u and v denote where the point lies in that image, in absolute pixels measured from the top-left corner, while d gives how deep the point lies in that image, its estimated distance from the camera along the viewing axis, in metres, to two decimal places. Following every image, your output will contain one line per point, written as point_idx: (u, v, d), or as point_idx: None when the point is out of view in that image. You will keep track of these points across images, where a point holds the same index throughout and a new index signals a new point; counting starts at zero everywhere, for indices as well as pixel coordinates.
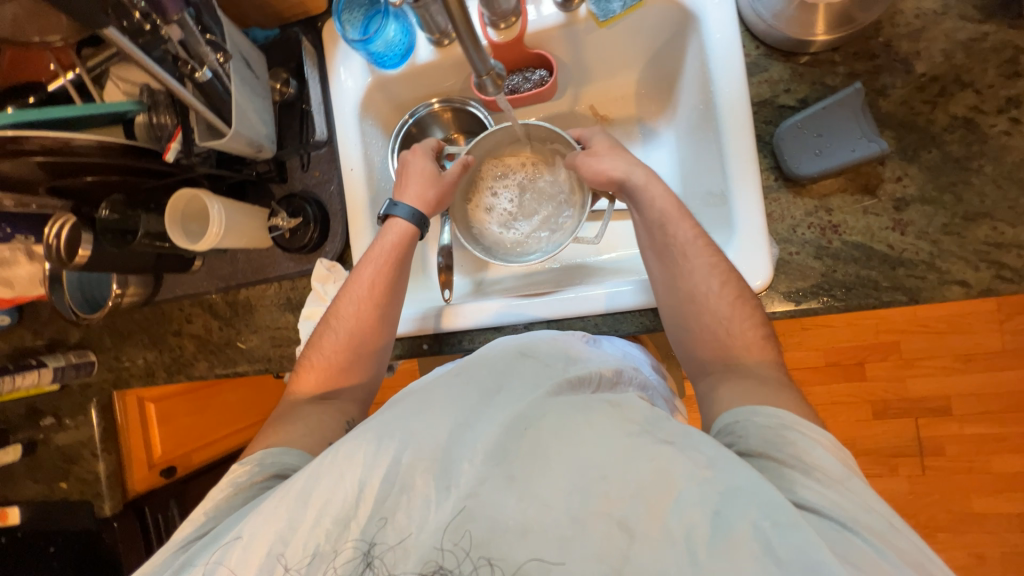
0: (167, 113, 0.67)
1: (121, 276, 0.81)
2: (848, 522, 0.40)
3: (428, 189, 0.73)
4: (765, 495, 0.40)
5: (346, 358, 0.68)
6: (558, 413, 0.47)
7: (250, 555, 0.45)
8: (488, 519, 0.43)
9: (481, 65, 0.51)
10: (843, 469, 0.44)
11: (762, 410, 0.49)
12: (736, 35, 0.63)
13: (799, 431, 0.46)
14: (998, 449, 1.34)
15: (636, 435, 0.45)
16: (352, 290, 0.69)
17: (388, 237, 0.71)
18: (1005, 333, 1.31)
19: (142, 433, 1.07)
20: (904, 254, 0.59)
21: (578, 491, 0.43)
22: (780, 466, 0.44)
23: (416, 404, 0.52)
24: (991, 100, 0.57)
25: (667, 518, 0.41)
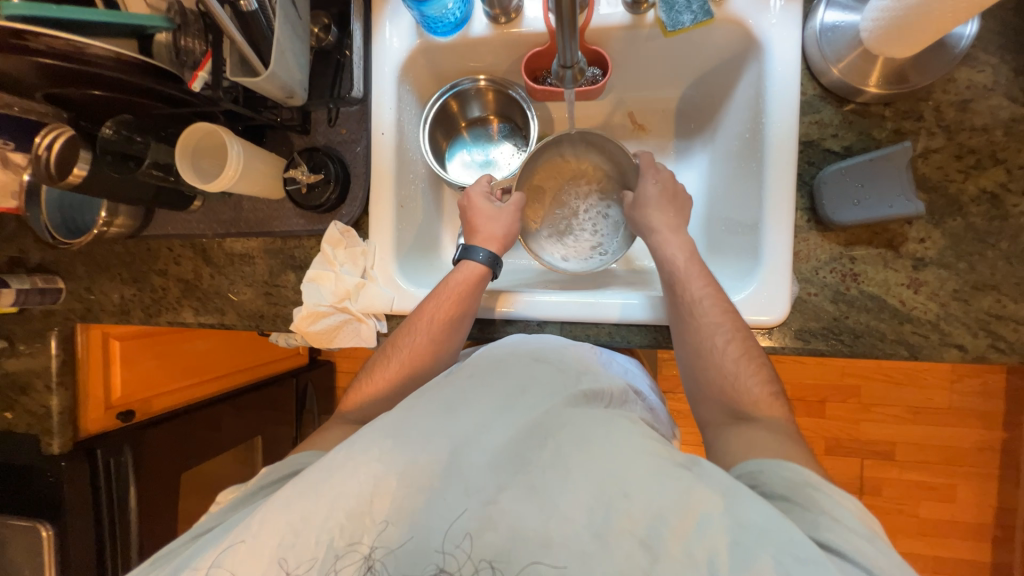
0: (197, 38, 0.62)
1: (111, 204, 0.74)
2: (873, 572, 0.38)
3: (496, 226, 0.73)
4: (783, 534, 0.39)
5: (397, 388, 0.66)
6: (579, 425, 0.48)
7: (257, 547, 0.44)
8: (509, 527, 0.42)
9: (567, 52, 0.49)
10: (869, 531, 0.42)
11: (783, 464, 0.47)
12: (797, 70, 0.64)
13: (824, 489, 0.44)
14: (930, 496, 1.44)
15: (657, 455, 0.45)
16: (417, 323, 0.67)
17: (464, 275, 0.69)
18: (955, 392, 1.41)
19: (103, 371, 1.01)
20: (913, 311, 0.62)
21: (601, 505, 0.43)
22: (802, 512, 0.43)
23: (432, 410, 0.51)
24: (1018, 181, 0.60)
25: (689, 541, 0.40)
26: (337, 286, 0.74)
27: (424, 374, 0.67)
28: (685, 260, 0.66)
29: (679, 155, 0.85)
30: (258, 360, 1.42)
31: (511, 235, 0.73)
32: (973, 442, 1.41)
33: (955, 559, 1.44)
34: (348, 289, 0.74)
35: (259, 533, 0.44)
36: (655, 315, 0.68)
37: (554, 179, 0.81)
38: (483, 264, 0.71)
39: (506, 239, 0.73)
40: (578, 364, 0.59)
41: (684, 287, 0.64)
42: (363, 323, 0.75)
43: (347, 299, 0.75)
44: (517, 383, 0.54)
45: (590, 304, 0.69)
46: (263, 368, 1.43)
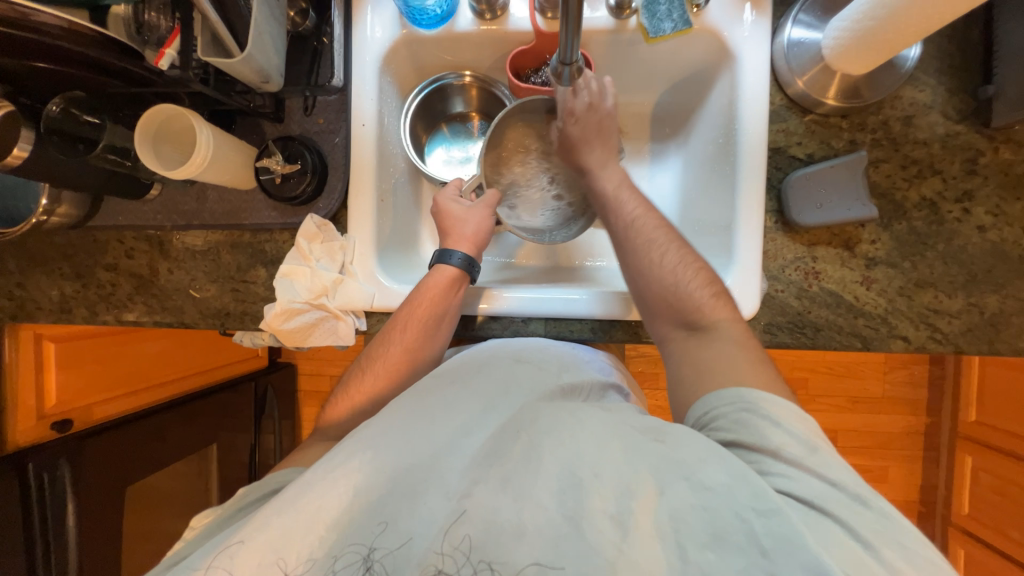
0: (161, 14, 0.57)
1: (53, 189, 0.67)
2: (819, 502, 0.40)
3: (467, 227, 0.71)
4: (745, 487, 0.40)
5: (377, 400, 0.65)
6: (550, 416, 0.48)
7: (244, 560, 0.42)
8: (484, 519, 0.42)
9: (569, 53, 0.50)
10: (807, 441, 0.44)
11: (724, 394, 0.48)
12: (766, 81, 0.68)
13: (763, 410, 0.46)
14: (866, 478, 1.58)
15: (622, 435, 0.46)
16: (391, 335, 0.66)
17: (436, 282, 0.67)
18: (887, 383, 1.55)
19: (34, 377, 0.91)
20: (865, 306, 0.68)
21: (569, 488, 0.43)
22: (751, 451, 0.44)
23: (408, 415, 0.51)
24: (952, 190, 0.67)
25: (656, 512, 0.41)
26: (313, 282, 0.71)
27: (403, 383, 0.66)
28: (641, 214, 0.65)
29: (654, 158, 0.88)
30: (215, 363, 1.34)
31: (485, 234, 0.71)
32: (902, 427, 1.56)
33: None
34: (325, 286, 0.71)
35: (248, 540, 0.43)
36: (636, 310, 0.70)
37: (522, 142, 0.78)
38: (457, 268, 0.69)
39: (483, 240, 0.71)
40: (557, 359, 0.59)
41: (646, 252, 0.62)
42: (341, 321, 0.72)
43: (324, 296, 0.72)
44: (498, 387, 0.54)
45: (573, 299, 0.70)
46: (220, 371, 1.35)
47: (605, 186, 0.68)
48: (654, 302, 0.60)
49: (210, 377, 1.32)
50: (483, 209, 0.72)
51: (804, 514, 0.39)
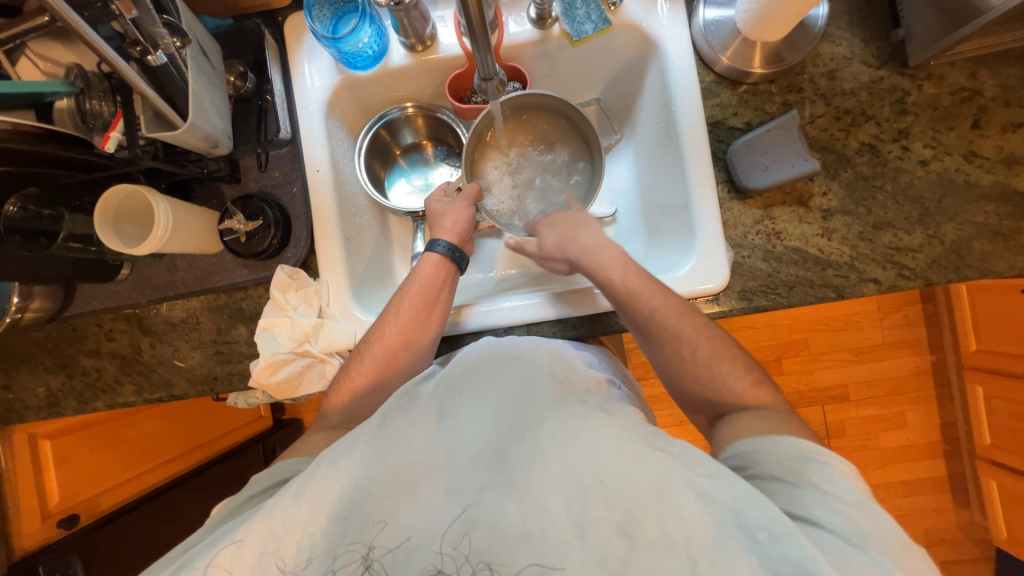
0: (103, 100, 0.58)
1: (23, 287, 0.68)
2: (855, 540, 0.39)
3: (446, 219, 0.73)
4: (767, 508, 0.39)
5: (375, 381, 0.65)
6: (558, 419, 0.47)
7: (244, 551, 0.43)
8: (491, 528, 0.42)
9: (488, 66, 0.52)
10: (858, 494, 0.43)
11: (780, 440, 0.48)
12: (692, 61, 0.71)
13: (815, 459, 0.45)
14: (885, 427, 1.57)
15: (633, 439, 0.45)
16: (387, 317, 0.67)
17: (425, 269, 0.70)
18: (885, 328, 1.56)
19: (33, 475, 0.91)
20: (831, 256, 0.70)
21: (577, 494, 0.42)
22: (793, 489, 0.44)
23: (408, 417, 0.50)
24: (888, 131, 0.70)
25: (666, 524, 0.39)
26: (293, 330, 0.71)
27: (400, 365, 0.66)
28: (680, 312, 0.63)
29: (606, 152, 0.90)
30: (217, 433, 1.31)
31: (466, 225, 0.74)
32: (909, 369, 1.56)
33: (917, 480, 1.58)
34: (305, 332, 0.71)
35: (250, 539, 0.43)
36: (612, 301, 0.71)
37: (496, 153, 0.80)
38: (441, 255, 0.71)
39: (464, 230, 0.74)
40: (549, 354, 0.58)
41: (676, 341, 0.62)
42: (327, 364, 0.73)
43: (306, 342, 0.72)
44: (503, 385, 0.52)
45: (553, 301, 0.71)
46: (228, 440, 1.32)
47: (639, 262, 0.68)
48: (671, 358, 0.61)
49: (221, 447, 1.29)
50: (463, 203, 0.74)
51: (831, 550, 0.38)
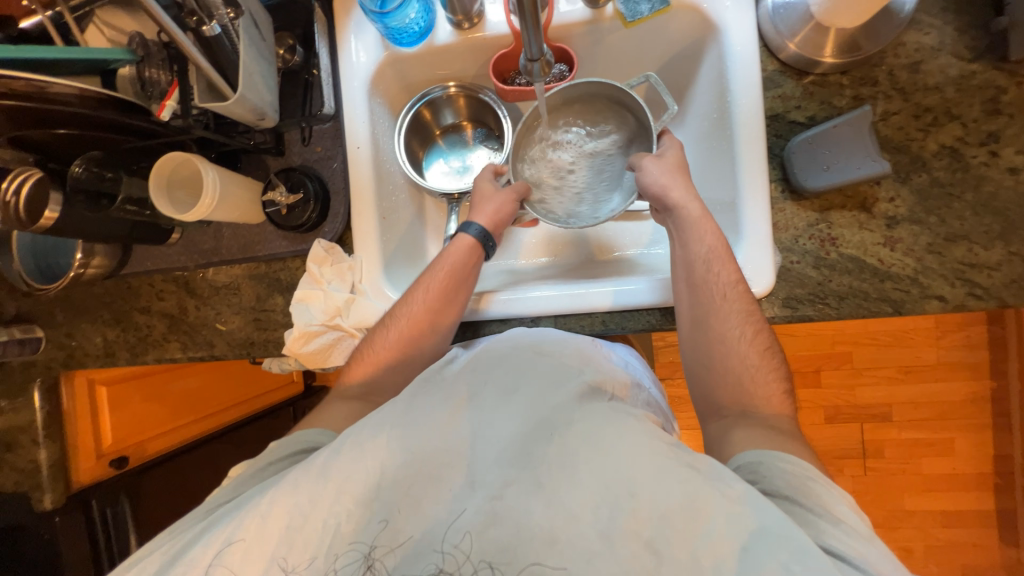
0: (161, 69, 0.60)
1: (85, 244, 0.73)
2: (869, 572, 0.37)
3: (489, 205, 0.71)
4: (797, 538, 0.36)
5: (396, 356, 0.66)
6: (586, 424, 0.46)
7: (267, 524, 0.44)
8: (514, 524, 0.41)
9: (533, 47, 0.49)
10: (865, 528, 0.42)
11: (786, 458, 0.47)
12: (755, 47, 0.66)
13: (824, 483, 0.44)
14: (930, 453, 1.47)
15: (664, 450, 0.42)
16: (415, 294, 0.68)
17: (457, 249, 0.70)
18: (941, 348, 1.44)
19: (91, 416, 0.97)
20: (891, 268, 0.64)
21: (606, 503, 0.40)
22: (804, 511, 0.42)
23: (434, 404, 0.50)
24: (975, 134, 0.63)
25: (695, 545, 0.37)
26: (327, 303, 0.73)
27: (422, 343, 0.67)
28: (732, 285, 0.60)
29: None
30: (252, 394, 1.38)
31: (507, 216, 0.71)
32: (965, 394, 1.45)
33: (960, 512, 1.47)
34: (338, 306, 0.74)
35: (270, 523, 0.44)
36: (646, 299, 0.69)
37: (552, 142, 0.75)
38: (474, 239, 0.70)
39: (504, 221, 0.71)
40: (577, 354, 0.56)
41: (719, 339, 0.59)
42: (357, 339, 0.75)
43: (338, 316, 0.74)
44: (526, 382, 0.51)
45: (583, 294, 0.69)
46: (262, 401, 1.39)
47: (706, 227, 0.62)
48: None
49: (253, 409, 1.37)
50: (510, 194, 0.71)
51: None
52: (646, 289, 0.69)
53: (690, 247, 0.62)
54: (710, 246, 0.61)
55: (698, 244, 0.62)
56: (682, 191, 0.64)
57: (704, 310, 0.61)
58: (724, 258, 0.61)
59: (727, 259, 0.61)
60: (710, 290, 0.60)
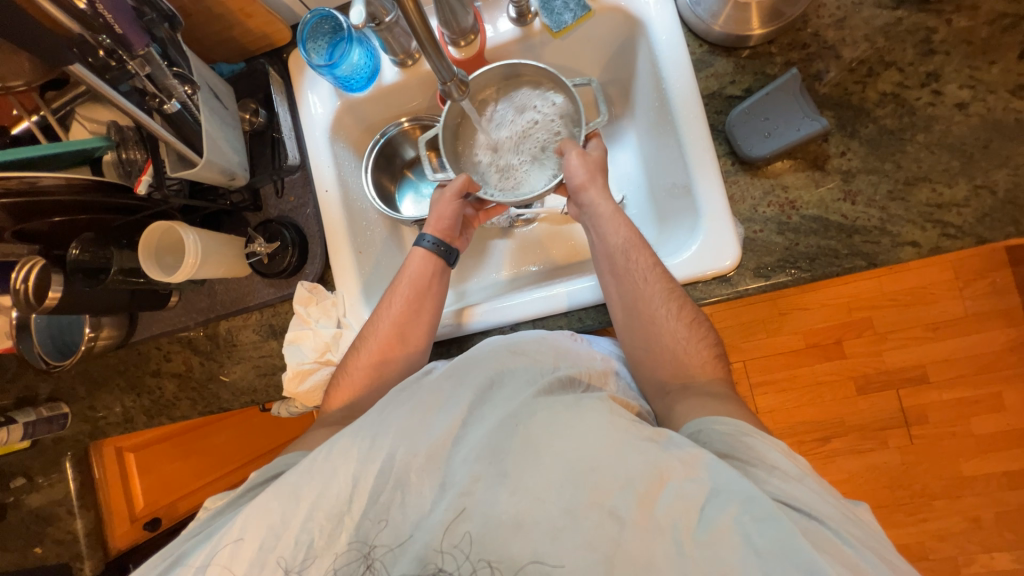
0: (137, 149, 0.67)
1: (93, 318, 0.78)
2: (814, 512, 0.42)
3: (433, 215, 0.75)
4: (744, 492, 0.41)
5: (372, 374, 0.68)
6: (549, 410, 0.48)
7: (243, 549, 0.46)
8: (484, 516, 0.44)
9: (445, 73, 0.53)
10: (799, 469, 0.46)
11: (721, 419, 0.50)
12: (679, 34, 0.68)
13: (758, 436, 0.48)
14: (976, 411, 1.38)
15: (626, 423, 0.47)
16: (382, 310, 0.71)
17: (415, 261, 0.74)
18: (965, 299, 1.38)
19: (122, 482, 1.03)
20: (857, 222, 0.63)
21: (571, 484, 0.44)
22: (747, 467, 0.46)
23: (408, 406, 0.53)
24: (913, 77, 0.63)
25: (655, 508, 0.42)
26: (316, 341, 0.77)
27: (397, 357, 0.69)
28: (649, 273, 0.63)
29: (608, 139, 0.88)
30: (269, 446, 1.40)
31: (452, 220, 0.75)
32: (1000, 343, 1.37)
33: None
34: (327, 342, 0.77)
35: (253, 537, 0.46)
36: None
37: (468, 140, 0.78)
38: (430, 250, 0.74)
39: (450, 226, 0.76)
40: (553, 351, 0.59)
41: (646, 303, 0.62)
42: None
43: (328, 351, 0.77)
44: (494, 378, 0.55)
45: (550, 295, 0.71)
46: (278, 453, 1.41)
47: (617, 221, 0.68)
48: (655, 330, 0.62)
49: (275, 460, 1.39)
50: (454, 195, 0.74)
51: (802, 523, 0.40)
52: None
53: (607, 236, 0.68)
54: (625, 237, 0.67)
55: (615, 236, 0.67)
56: (598, 190, 0.69)
57: (629, 279, 0.64)
58: (639, 248, 0.66)
59: (641, 248, 0.65)
60: (633, 276, 0.64)
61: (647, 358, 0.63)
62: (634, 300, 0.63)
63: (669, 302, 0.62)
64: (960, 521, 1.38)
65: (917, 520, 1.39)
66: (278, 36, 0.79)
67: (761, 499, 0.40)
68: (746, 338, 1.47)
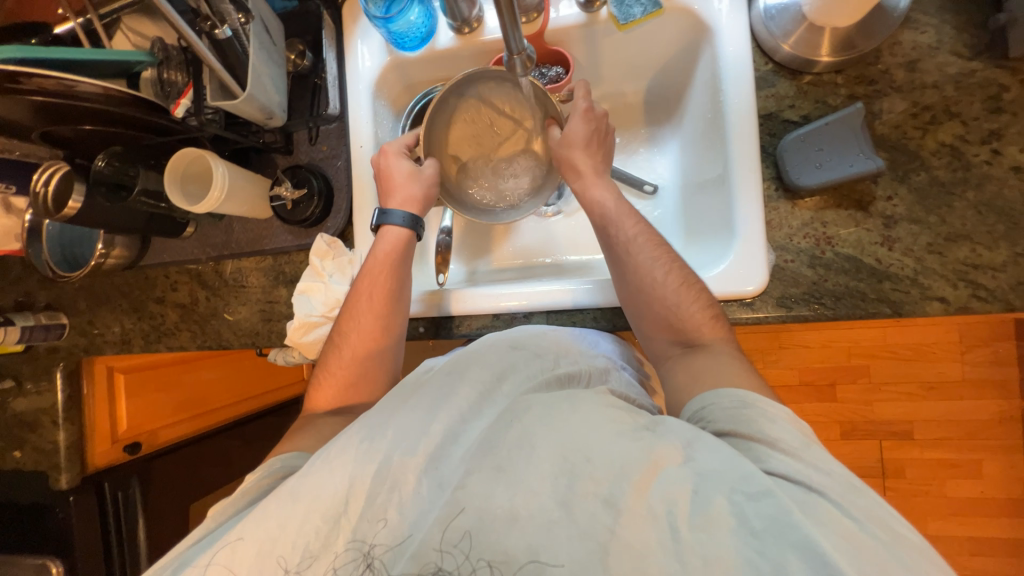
0: (178, 71, 0.65)
1: (107, 235, 0.77)
2: (813, 486, 0.42)
3: (412, 187, 0.72)
4: (736, 473, 0.41)
5: (357, 368, 0.69)
6: (543, 403, 0.49)
7: (243, 551, 0.47)
8: (479, 509, 0.43)
9: (515, 44, 0.51)
10: (802, 438, 0.45)
11: (725, 392, 0.50)
12: (747, 48, 0.67)
13: (758, 405, 0.48)
14: (955, 474, 1.39)
15: (623, 415, 0.48)
16: (358, 304, 0.69)
17: (384, 246, 0.71)
18: (966, 364, 1.38)
19: (108, 402, 1.02)
20: (890, 269, 0.62)
21: (564, 474, 0.44)
22: (748, 442, 0.46)
23: (395, 408, 0.54)
24: (975, 132, 0.61)
25: (649, 495, 0.42)
26: (327, 296, 0.76)
27: (378, 350, 0.69)
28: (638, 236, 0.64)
29: (650, 144, 0.86)
30: (243, 396, 1.37)
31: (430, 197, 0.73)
32: (991, 413, 1.38)
33: (989, 540, 1.38)
34: (338, 299, 0.76)
35: (254, 539, 0.47)
36: None
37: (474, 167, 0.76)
38: (404, 225, 0.71)
39: (425, 201, 0.73)
40: (554, 347, 0.60)
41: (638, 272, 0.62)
42: None
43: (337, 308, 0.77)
44: (496, 371, 0.56)
45: (568, 291, 0.71)
46: (244, 407, 1.37)
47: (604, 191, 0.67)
48: (646, 299, 0.61)
49: (239, 411, 1.36)
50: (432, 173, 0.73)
51: (797, 497, 0.40)
52: None
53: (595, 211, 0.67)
54: (605, 212, 0.66)
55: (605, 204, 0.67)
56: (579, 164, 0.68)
57: (617, 255, 0.64)
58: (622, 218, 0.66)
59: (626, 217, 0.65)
60: (618, 249, 0.64)
61: (653, 317, 0.61)
62: (625, 274, 0.63)
63: (659, 267, 0.61)
64: None
65: None
66: None
67: (753, 477, 0.41)
68: None
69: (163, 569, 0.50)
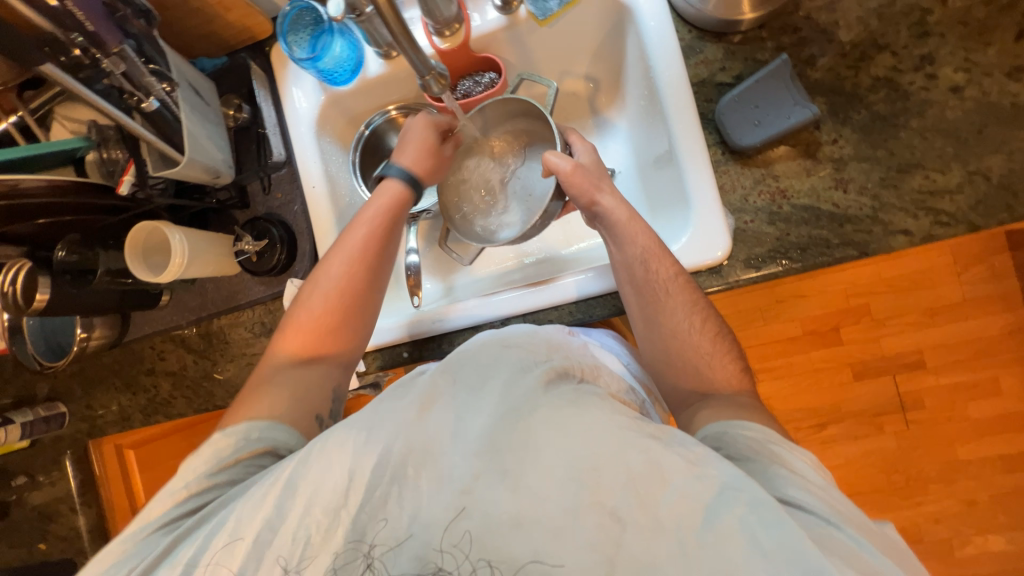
0: (118, 148, 0.66)
1: (84, 319, 0.78)
2: (830, 517, 0.42)
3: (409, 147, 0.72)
4: (754, 496, 0.41)
5: (327, 319, 0.67)
6: (551, 407, 0.47)
7: (236, 547, 0.47)
8: (485, 515, 0.44)
9: (421, 64, 0.54)
10: (823, 480, 0.46)
11: (748, 425, 0.51)
12: (668, 20, 0.67)
13: (789, 449, 0.48)
14: (973, 395, 1.38)
15: (628, 422, 0.46)
16: (339, 256, 0.69)
17: (378, 204, 0.70)
18: (964, 283, 1.36)
19: (122, 478, 1.03)
20: (849, 211, 0.62)
21: (571, 481, 0.43)
22: (769, 470, 0.46)
23: (402, 400, 0.51)
24: (907, 60, 0.61)
25: (658, 507, 0.42)
26: None
27: (356, 305, 0.68)
28: (654, 255, 0.63)
29: (599, 129, 0.86)
30: None
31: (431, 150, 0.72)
32: (997, 327, 1.36)
33: (1018, 454, 1.37)
34: None
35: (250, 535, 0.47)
36: (607, 284, 0.71)
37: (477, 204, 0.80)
38: (401, 181, 0.71)
39: (427, 155, 0.72)
40: (545, 343, 0.57)
41: (669, 316, 0.61)
42: None
43: None
44: (491, 366, 0.52)
45: (543, 289, 0.72)
46: None
47: (639, 230, 0.64)
48: (679, 343, 0.61)
49: None
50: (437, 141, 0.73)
51: (813, 528, 0.41)
52: (600, 274, 0.71)
53: (629, 250, 0.63)
54: (645, 247, 0.63)
55: (633, 247, 0.63)
56: (610, 196, 0.66)
57: (652, 293, 0.62)
58: (660, 256, 0.63)
59: (664, 256, 0.63)
60: (654, 288, 0.62)
61: (662, 355, 0.63)
62: (659, 316, 0.62)
63: (693, 314, 0.61)
64: (955, 503, 1.39)
65: (912, 503, 1.40)
66: (260, 29, 0.78)
67: (769, 502, 0.41)
68: (746, 326, 1.47)
69: (140, 534, 0.50)
